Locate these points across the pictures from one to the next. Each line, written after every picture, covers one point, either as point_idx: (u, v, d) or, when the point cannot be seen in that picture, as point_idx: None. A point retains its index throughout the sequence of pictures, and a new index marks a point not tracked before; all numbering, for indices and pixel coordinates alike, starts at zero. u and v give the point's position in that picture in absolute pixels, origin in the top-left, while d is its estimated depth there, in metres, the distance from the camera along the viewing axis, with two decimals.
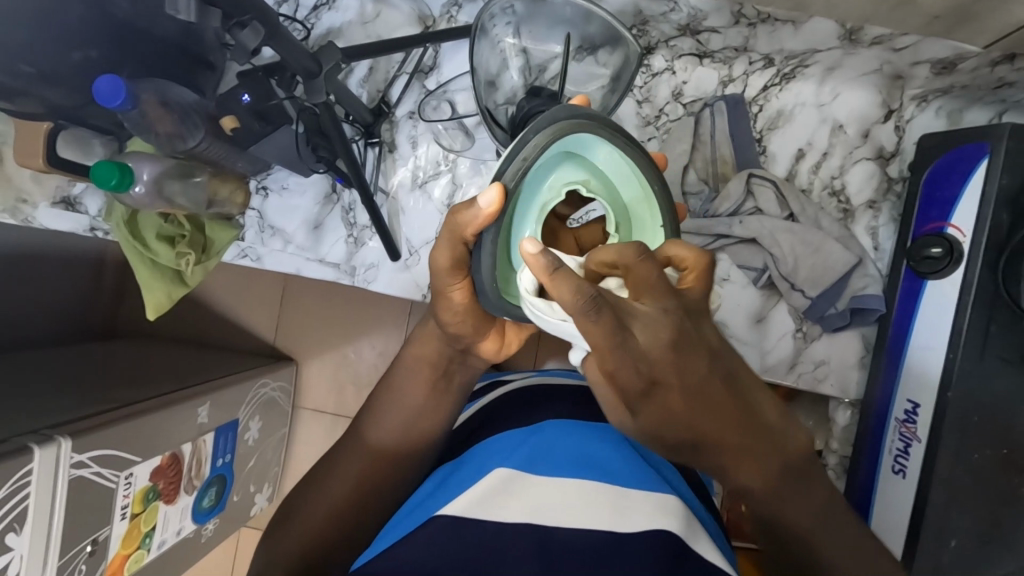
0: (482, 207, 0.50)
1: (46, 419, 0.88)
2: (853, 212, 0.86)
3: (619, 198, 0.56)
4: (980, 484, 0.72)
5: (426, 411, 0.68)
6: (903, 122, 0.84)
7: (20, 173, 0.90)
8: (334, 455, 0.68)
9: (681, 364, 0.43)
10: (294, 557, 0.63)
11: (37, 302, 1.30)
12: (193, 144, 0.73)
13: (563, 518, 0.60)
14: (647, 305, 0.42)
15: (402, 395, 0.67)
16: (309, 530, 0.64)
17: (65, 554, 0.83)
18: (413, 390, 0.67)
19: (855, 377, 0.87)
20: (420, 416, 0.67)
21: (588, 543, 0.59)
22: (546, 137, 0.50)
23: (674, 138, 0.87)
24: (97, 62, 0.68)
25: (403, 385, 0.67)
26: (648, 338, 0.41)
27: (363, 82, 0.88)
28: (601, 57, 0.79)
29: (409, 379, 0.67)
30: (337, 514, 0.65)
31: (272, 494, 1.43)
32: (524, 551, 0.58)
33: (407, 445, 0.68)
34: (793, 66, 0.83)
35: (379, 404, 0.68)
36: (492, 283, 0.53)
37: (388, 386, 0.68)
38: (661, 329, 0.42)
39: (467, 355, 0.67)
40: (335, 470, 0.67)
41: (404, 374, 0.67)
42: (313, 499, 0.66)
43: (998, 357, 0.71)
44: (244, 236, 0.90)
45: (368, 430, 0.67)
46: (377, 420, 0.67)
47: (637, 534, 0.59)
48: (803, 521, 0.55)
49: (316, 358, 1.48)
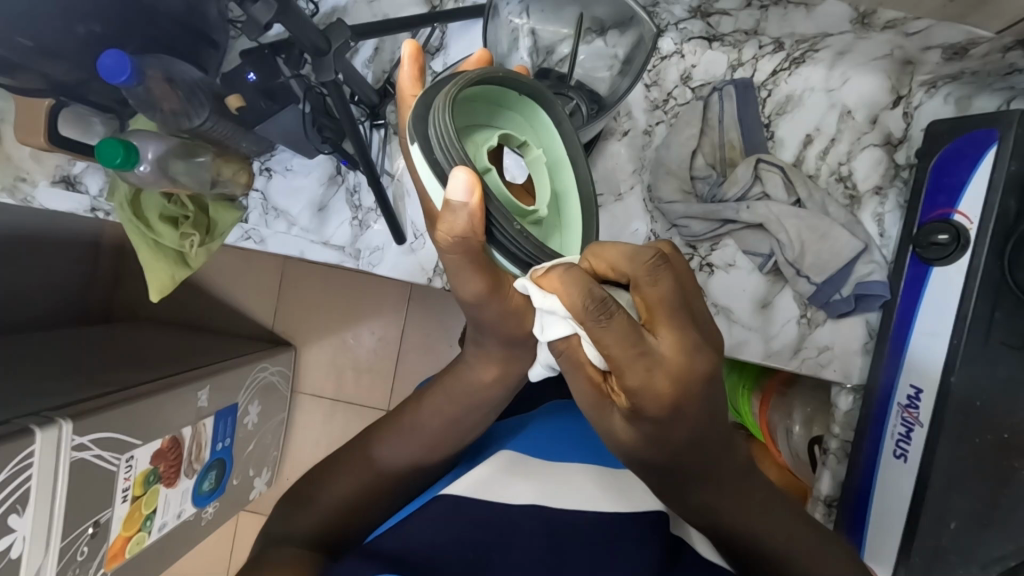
0: (456, 202, 0.44)
1: (48, 400, 0.88)
2: (860, 198, 0.86)
3: (495, 122, 0.54)
4: (979, 469, 0.72)
5: (466, 428, 0.64)
6: (911, 109, 0.84)
7: (20, 151, 0.89)
8: (357, 450, 0.66)
9: (688, 406, 0.43)
10: (316, 527, 0.61)
11: (36, 282, 1.29)
12: (198, 123, 0.74)
13: (569, 500, 0.57)
14: (670, 336, 0.41)
15: (439, 410, 0.64)
16: (329, 508, 0.62)
17: (66, 536, 0.83)
18: (456, 407, 0.63)
19: (858, 362, 0.87)
20: (457, 432, 0.64)
21: (590, 521, 0.55)
22: (448, 110, 0.47)
23: (683, 121, 0.86)
24: (100, 37, 0.67)
25: (444, 401, 0.64)
26: (663, 365, 0.40)
27: (369, 63, 0.87)
28: (610, 39, 0.77)
29: (448, 395, 0.64)
30: (362, 497, 0.63)
31: (271, 478, 1.43)
32: (533, 524, 0.54)
33: (438, 446, 0.64)
34: (804, 50, 0.83)
35: (417, 410, 0.65)
36: (531, 248, 0.48)
37: (427, 403, 0.65)
38: (663, 375, 0.40)
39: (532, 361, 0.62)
40: (356, 466, 0.64)
41: (445, 391, 0.64)
42: (336, 478, 0.64)
43: (1002, 343, 0.71)
44: (247, 218, 0.89)
45: (396, 440, 0.64)
46: (411, 431, 0.64)
47: (640, 513, 0.56)
48: (789, 548, 0.54)
49: (315, 342, 1.47)
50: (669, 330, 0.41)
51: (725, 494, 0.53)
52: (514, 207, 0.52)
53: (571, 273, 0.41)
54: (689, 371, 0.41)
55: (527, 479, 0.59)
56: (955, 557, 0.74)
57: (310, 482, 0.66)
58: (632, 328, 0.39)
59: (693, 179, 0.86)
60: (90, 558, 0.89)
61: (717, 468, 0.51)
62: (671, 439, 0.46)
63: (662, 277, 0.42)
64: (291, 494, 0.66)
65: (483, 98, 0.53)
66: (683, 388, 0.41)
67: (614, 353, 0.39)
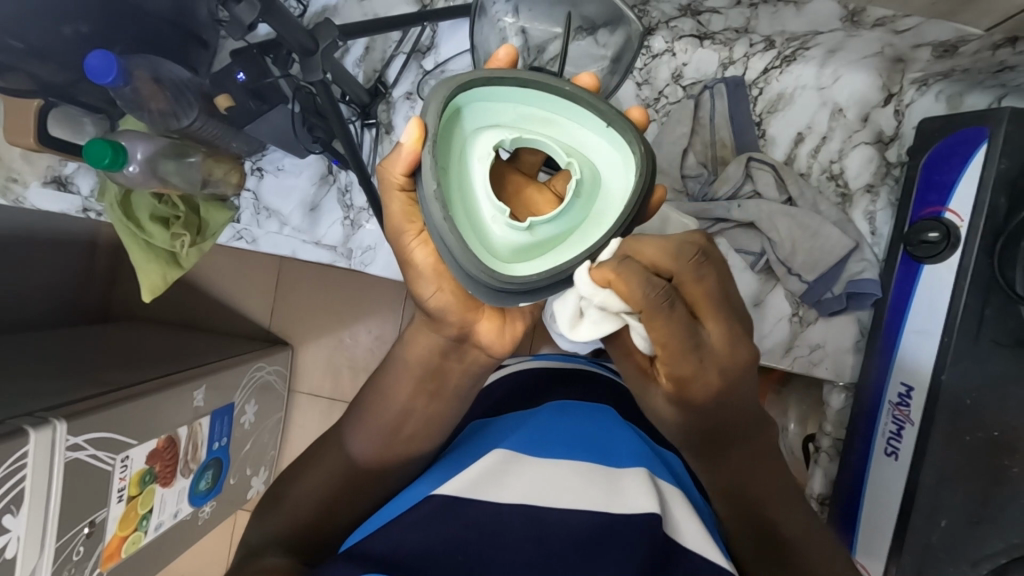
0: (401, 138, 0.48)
1: (42, 400, 0.88)
2: (852, 196, 0.87)
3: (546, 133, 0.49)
4: (970, 467, 0.72)
5: (412, 414, 0.63)
6: (902, 106, 0.84)
7: (11, 153, 0.89)
8: (323, 448, 0.66)
9: (734, 393, 0.53)
10: (286, 530, 0.62)
11: (32, 282, 1.30)
12: (187, 123, 0.74)
13: (560, 499, 0.56)
14: (716, 328, 0.47)
15: (387, 400, 0.63)
16: (300, 511, 0.63)
17: (62, 536, 0.83)
18: (398, 389, 0.63)
19: (850, 361, 0.87)
20: (403, 419, 0.63)
21: (581, 521, 0.54)
22: (458, 83, 0.48)
23: (674, 120, 0.85)
24: (88, 37, 0.67)
25: (392, 390, 0.63)
26: (712, 356, 0.49)
27: (360, 62, 0.87)
28: (600, 38, 0.77)
29: (394, 381, 0.63)
30: (331, 499, 0.63)
31: (268, 477, 1.43)
32: (521, 526, 0.54)
33: (390, 434, 0.63)
34: (794, 48, 0.82)
35: (368, 395, 0.65)
36: (442, 220, 0.46)
37: (378, 391, 0.65)
38: (712, 362, 0.49)
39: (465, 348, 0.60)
40: (320, 464, 0.65)
41: (393, 376, 0.63)
42: (306, 478, 0.65)
43: (992, 341, 0.71)
44: (239, 218, 0.90)
45: (354, 434, 0.64)
46: (364, 423, 0.64)
47: (634, 514, 0.54)
48: (796, 537, 0.59)
49: (311, 341, 1.47)
50: (717, 323, 0.47)
51: (749, 476, 0.61)
52: (484, 200, 0.47)
53: (628, 266, 0.44)
54: (732, 362, 0.49)
55: (517, 477, 0.58)
56: (946, 556, 0.73)
57: (282, 484, 0.67)
58: (684, 322, 0.46)
59: (684, 178, 0.86)
60: (86, 558, 0.89)
61: (754, 448, 0.60)
62: (712, 419, 0.55)
63: (705, 274, 0.46)
64: (270, 496, 0.68)
65: (541, 104, 0.50)
66: (729, 375, 0.50)
67: (668, 340, 0.47)
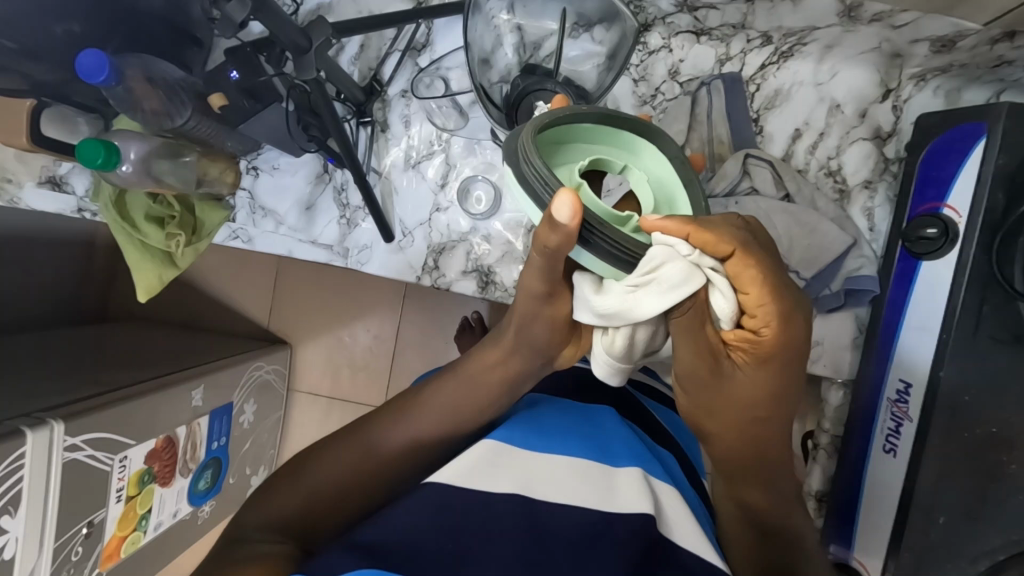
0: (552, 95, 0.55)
1: (39, 401, 0.88)
2: (849, 192, 0.86)
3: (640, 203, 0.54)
4: (970, 464, 0.72)
5: (478, 416, 0.63)
6: (901, 102, 0.83)
7: (5, 153, 0.89)
8: (366, 427, 0.64)
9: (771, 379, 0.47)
10: (294, 512, 0.59)
11: (30, 283, 1.29)
12: (181, 123, 0.74)
13: (553, 494, 0.55)
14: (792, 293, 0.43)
15: (457, 397, 0.63)
16: (316, 492, 0.60)
17: (60, 536, 0.83)
18: (473, 389, 0.63)
19: (848, 358, 0.87)
20: (464, 420, 0.63)
21: (576, 519, 0.53)
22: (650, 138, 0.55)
23: (671, 118, 0.86)
24: (80, 37, 0.66)
25: (464, 388, 0.63)
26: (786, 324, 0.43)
27: (355, 60, 0.87)
28: (596, 35, 0.77)
29: (468, 383, 0.63)
30: (348, 485, 0.60)
31: (268, 476, 1.43)
32: (515, 519, 0.52)
33: (449, 434, 0.63)
34: (792, 44, 0.82)
35: (435, 392, 0.64)
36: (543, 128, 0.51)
37: (447, 384, 0.64)
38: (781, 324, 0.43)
39: (539, 363, 0.62)
40: (356, 443, 0.62)
41: (467, 377, 0.63)
42: (334, 457, 0.61)
43: (990, 337, 0.71)
44: (235, 218, 0.90)
45: (407, 422, 0.63)
46: (423, 413, 0.63)
47: (629, 512, 0.54)
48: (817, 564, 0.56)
49: (309, 340, 1.47)
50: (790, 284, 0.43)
51: (762, 490, 0.56)
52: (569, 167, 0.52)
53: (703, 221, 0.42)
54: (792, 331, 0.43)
55: (510, 469, 0.57)
56: (944, 552, 0.73)
57: (300, 461, 0.63)
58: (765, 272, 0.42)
59: None
60: (85, 558, 0.89)
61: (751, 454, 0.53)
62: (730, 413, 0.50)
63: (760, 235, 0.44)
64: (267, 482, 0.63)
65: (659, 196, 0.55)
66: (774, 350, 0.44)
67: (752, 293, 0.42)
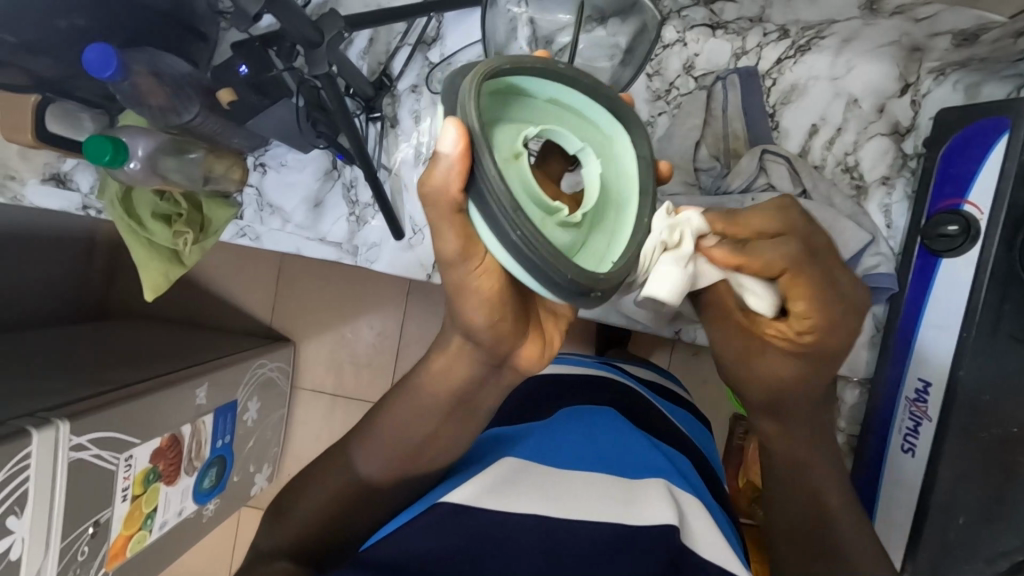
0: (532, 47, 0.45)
1: (43, 400, 0.87)
2: (867, 188, 0.85)
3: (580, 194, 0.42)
4: (991, 464, 0.71)
5: (437, 438, 0.57)
6: (919, 96, 0.82)
7: (8, 148, 0.87)
8: (332, 455, 0.61)
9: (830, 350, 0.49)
10: (289, 543, 0.58)
11: (31, 280, 1.28)
12: (188, 118, 0.72)
13: (572, 509, 0.54)
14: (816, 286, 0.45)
15: (405, 421, 0.57)
16: (303, 522, 0.59)
17: (67, 537, 0.82)
18: (423, 417, 0.57)
19: (865, 356, 0.86)
20: (425, 445, 0.58)
21: (596, 533, 0.52)
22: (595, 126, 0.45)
23: (685, 112, 0.84)
24: (85, 30, 0.64)
25: (412, 411, 0.57)
26: (832, 303, 0.46)
27: (364, 54, 0.85)
28: (611, 28, 0.75)
29: (415, 406, 0.57)
30: (331, 514, 0.59)
31: (272, 474, 1.42)
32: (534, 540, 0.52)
33: (411, 461, 0.58)
34: (809, 37, 0.81)
35: (385, 412, 0.59)
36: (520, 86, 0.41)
37: (394, 409, 0.58)
38: (836, 309, 0.46)
39: (497, 371, 0.55)
40: (325, 477, 0.60)
41: (413, 399, 0.57)
42: (315, 484, 0.60)
43: (1010, 336, 0.69)
44: (242, 214, 0.89)
45: (363, 451, 0.59)
46: (376, 437, 0.58)
47: (649, 525, 0.53)
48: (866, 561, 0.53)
49: (314, 338, 1.46)
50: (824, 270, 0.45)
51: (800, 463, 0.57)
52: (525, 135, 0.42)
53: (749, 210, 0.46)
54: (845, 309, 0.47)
55: (527, 486, 0.56)
56: (962, 553, 0.72)
57: (288, 492, 0.63)
58: (807, 260, 0.44)
59: (696, 171, 0.85)
60: (91, 559, 0.88)
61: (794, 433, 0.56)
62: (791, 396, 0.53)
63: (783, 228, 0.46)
64: (273, 502, 0.64)
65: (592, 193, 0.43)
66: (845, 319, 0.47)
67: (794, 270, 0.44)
